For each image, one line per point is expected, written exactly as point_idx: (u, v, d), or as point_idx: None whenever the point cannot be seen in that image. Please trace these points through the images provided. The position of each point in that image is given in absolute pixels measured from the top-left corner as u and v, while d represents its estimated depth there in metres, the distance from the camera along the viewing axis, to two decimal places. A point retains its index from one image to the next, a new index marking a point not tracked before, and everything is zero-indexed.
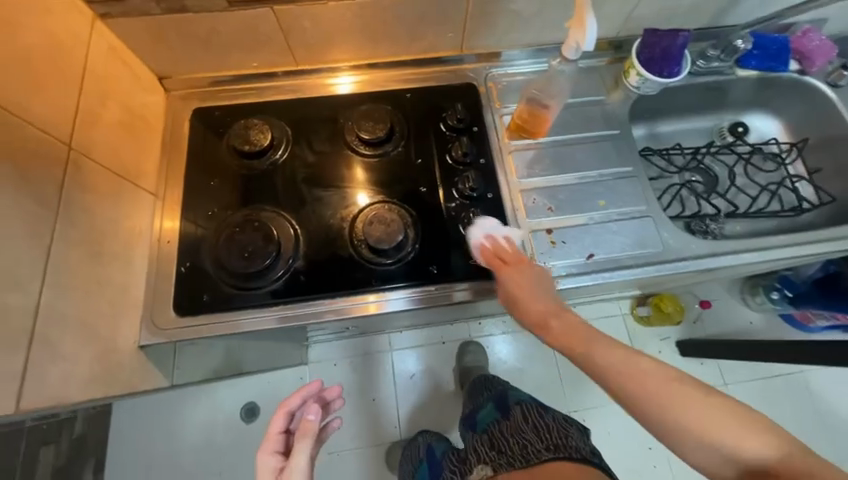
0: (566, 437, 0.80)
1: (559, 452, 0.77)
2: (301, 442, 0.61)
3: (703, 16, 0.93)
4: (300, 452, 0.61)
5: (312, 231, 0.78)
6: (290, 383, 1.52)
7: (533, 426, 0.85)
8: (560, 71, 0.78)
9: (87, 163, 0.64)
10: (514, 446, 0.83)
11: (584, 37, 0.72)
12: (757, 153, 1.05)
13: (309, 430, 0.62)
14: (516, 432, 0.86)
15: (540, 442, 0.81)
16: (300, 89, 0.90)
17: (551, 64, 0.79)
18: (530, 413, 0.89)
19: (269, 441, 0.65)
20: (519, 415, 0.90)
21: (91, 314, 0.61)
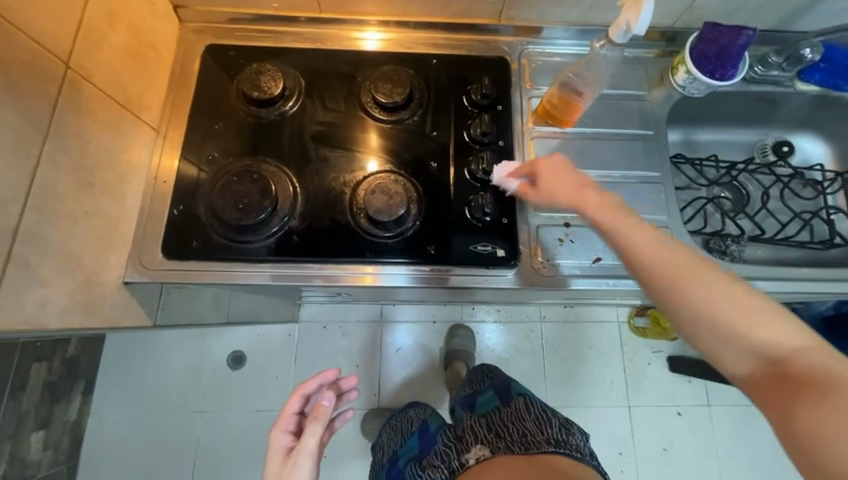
0: (567, 434, 0.82)
1: (558, 446, 0.79)
2: (313, 424, 0.61)
3: (770, 17, 0.84)
4: (311, 434, 0.60)
5: (313, 192, 0.75)
6: (278, 338, 1.54)
7: (534, 417, 0.86)
8: (602, 55, 0.74)
9: (85, 85, 0.61)
10: (514, 434, 0.82)
11: (637, 17, 0.63)
12: (797, 178, 0.98)
13: (321, 414, 0.62)
14: (516, 418, 0.86)
15: (540, 435, 0.81)
16: (322, 39, 0.85)
17: (593, 45, 0.74)
18: (532, 406, 0.89)
19: (280, 420, 0.65)
20: (521, 403, 0.91)
21: (76, 243, 0.60)
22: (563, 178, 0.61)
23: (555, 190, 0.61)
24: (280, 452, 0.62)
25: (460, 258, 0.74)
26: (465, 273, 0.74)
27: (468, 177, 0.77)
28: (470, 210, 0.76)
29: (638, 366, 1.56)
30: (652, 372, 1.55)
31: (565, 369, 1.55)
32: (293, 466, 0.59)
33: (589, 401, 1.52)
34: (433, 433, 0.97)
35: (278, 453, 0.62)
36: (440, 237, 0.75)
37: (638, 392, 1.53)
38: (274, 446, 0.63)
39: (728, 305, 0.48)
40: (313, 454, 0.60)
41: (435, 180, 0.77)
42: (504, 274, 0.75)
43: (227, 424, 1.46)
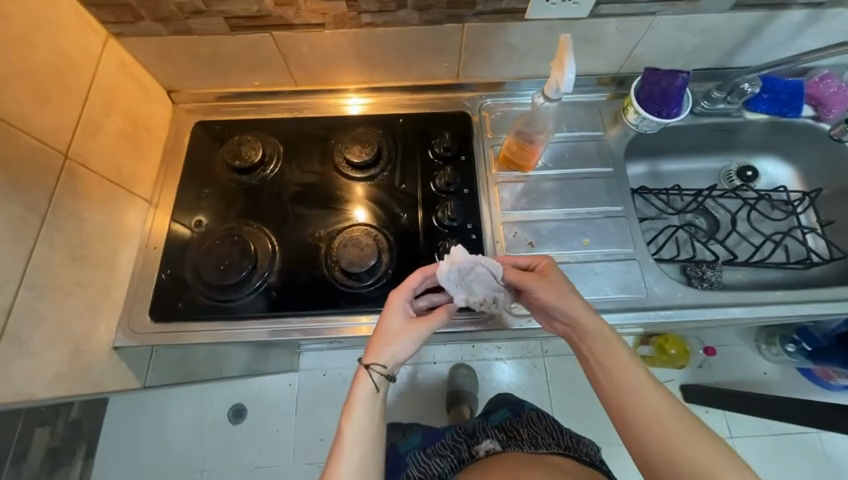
0: (576, 441, 0.89)
1: (567, 449, 0.86)
2: (443, 309, 0.65)
3: (709, 57, 0.90)
4: (438, 314, 0.64)
5: (290, 249, 0.80)
6: (279, 389, 1.54)
7: (546, 427, 0.93)
8: (545, 108, 0.76)
9: (82, 171, 0.69)
10: (524, 437, 0.91)
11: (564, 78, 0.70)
12: (764, 200, 1.00)
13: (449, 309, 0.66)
14: (528, 426, 0.94)
15: (550, 440, 0.89)
16: (299, 108, 0.93)
17: (535, 99, 0.77)
18: (543, 418, 0.96)
19: (405, 286, 0.65)
20: (533, 415, 0.97)
21: (67, 314, 0.65)
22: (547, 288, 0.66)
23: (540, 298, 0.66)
24: (401, 313, 0.64)
25: None
26: None
27: (435, 224, 0.82)
28: (439, 255, 0.79)
29: None
30: None
31: (571, 404, 1.50)
32: (416, 330, 0.63)
33: (599, 439, 1.45)
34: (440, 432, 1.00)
35: (396, 311, 0.64)
36: None
37: None
38: (394, 303, 0.64)
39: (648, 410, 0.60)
40: (431, 333, 0.64)
41: (405, 229, 0.82)
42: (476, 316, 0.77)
43: None
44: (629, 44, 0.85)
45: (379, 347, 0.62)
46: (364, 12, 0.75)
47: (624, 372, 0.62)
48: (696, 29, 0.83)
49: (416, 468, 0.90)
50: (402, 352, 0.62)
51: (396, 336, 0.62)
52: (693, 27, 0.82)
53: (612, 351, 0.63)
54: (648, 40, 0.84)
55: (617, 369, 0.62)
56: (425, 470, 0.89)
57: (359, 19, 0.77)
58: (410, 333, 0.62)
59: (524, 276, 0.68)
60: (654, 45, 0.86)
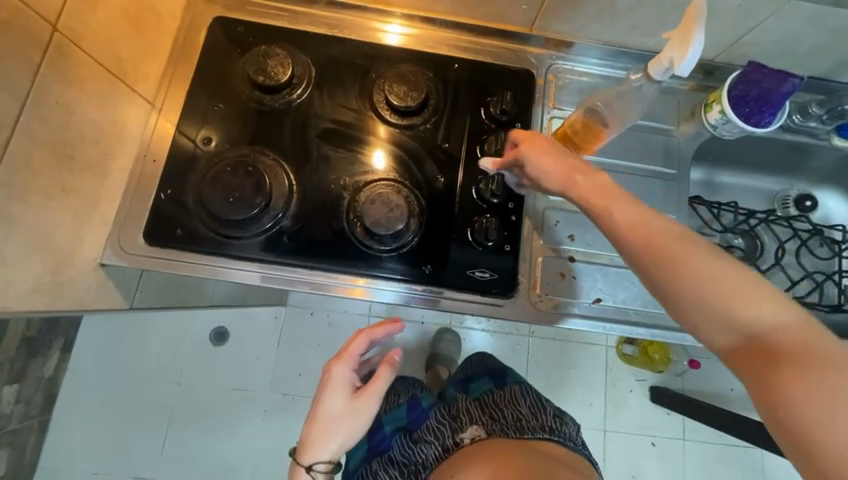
0: (561, 424, 0.80)
1: (552, 434, 0.77)
2: (385, 369, 0.64)
3: (820, 64, 0.78)
4: (382, 379, 0.63)
5: (308, 192, 0.70)
6: (263, 320, 1.52)
7: (529, 403, 0.83)
8: (638, 88, 0.68)
9: (74, 52, 0.56)
10: (507, 418, 0.79)
11: (682, 57, 0.59)
12: (816, 236, 0.93)
13: (393, 364, 0.65)
14: (511, 404, 0.84)
15: (534, 420, 0.79)
16: (339, 26, 0.79)
17: (629, 76, 0.69)
18: (527, 395, 0.87)
19: (346, 356, 0.64)
20: (517, 391, 0.87)
21: (48, 222, 0.56)
22: (593, 187, 0.54)
23: (607, 207, 0.52)
24: (343, 389, 0.63)
25: (454, 281, 0.71)
26: (456, 296, 0.71)
27: (474, 196, 0.73)
28: (472, 232, 0.72)
29: (619, 392, 1.54)
30: (632, 399, 1.54)
31: (546, 387, 1.53)
32: (360, 408, 0.62)
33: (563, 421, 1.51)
34: (424, 409, 0.86)
35: (340, 388, 0.63)
36: (437, 256, 0.71)
37: (615, 417, 1.53)
38: (336, 379, 0.63)
39: (756, 306, 0.44)
40: (370, 397, 0.63)
41: (439, 195, 0.73)
42: (498, 304, 0.72)
43: (203, 398, 1.45)
44: (740, 28, 0.72)
45: (320, 440, 0.62)
46: None
47: (690, 271, 0.46)
48: (822, 27, 0.71)
49: (399, 453, 0.81)
50: (349, 434, 0.62)
51: (341, 419, 0.62)
52: (821, 23, 0.70)
53: (723, 278, 0.45)
54: (763, 29, 0.72)
55: (682, 273, 0.46)
56: (409, 459, 0.79)
57: None
58: (354, 411, 0.62)
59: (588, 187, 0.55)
60: (767, 36, 0.73)
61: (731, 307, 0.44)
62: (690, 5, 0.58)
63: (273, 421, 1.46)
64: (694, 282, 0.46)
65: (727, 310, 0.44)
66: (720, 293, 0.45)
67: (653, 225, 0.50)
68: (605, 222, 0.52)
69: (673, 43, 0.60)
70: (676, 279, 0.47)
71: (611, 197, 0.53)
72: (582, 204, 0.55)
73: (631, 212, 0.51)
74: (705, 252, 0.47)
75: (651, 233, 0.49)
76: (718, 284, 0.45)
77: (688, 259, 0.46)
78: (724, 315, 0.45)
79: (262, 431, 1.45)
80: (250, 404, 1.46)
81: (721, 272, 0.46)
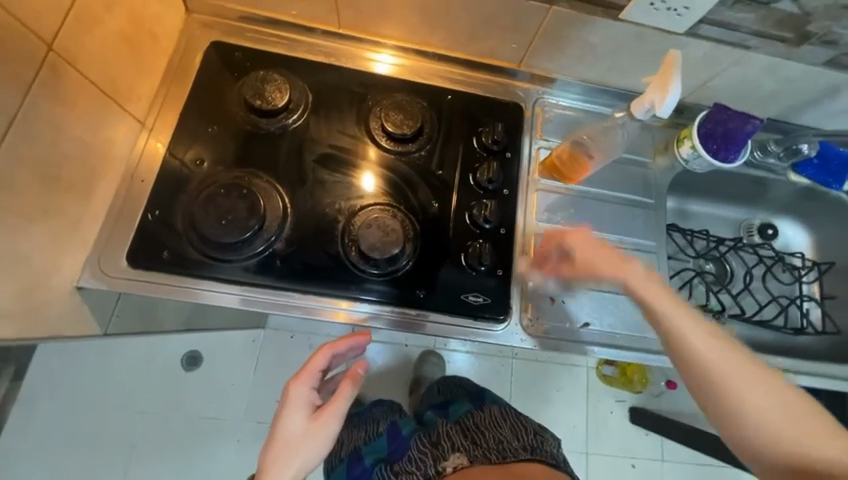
0: (543, 442, 0.78)
1: (534, 454, 0.75)
2: (347, 386, 0.61)
3: (775, 108, 0.87)
4: (343, 397, 0.61)
5: (303, 215, 0.70)
6: (240, 343, 1.45)
7: (510, 424, 0.82)
8: (621, 124, 0.76)
9: (68, 71, 0.55)
10: (488, 441, 0.77)
11: (662, 100, 0.66)
12: (779, 262, 1.00)
13: (356, 380, 0.62)
14: (492, 425, 0.82)
15: (515, 441, 0.77)
16: (336, 54, 0.81)
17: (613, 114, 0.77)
18: (508, 414, 0.85)
19: (305, 374, 0.62)
20: (497, 412, 0.86)
21: (25, 243, 0.53)
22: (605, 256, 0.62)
23: (652, 296, 0.59)
24: (303, 406, 0.61)
25: (447, 305, 0.71)
26: (448, 321, 0.71)
27: (468, 222, 0.75)
28: (466, 256, 0.73)
29: (600, 413, 1.56)
30: (612, 421, 1.56)
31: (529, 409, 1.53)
32: (321, 428, 0.59)
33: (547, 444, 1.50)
34: (405, 438, 0.85)
35: (299, 408, 0.60)
36: (430, 281, 0.72)
37: (597, 439, 1.53)
38: (294, 398, 0.61)
39: (791, 425, 0.53)
40: (331, 414, 0.60)
41: (433, 220, 0.74)
42: (490, 328, 0.72)
43: (171, 428, 1.35)
44: (706, 74, 0.80)
45: (278, 465, 0.57)
46: None
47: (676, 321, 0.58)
48: (776, 76, 0.79)
49: None
50: (310, 455, 0.58)
51: (299, 441, 0.59)
52: (775, 73, 0.78)
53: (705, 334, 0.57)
54: (726, 76, 0.79)
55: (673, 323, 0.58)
56: None
57: None
58: (313, 432, 0.59)
59: (655, 294, 0.60)
60: (729, 82, 0.81)
61: (696, 350, 0.56)
62: (668, 55, 0.65)
63: (246, 452, 1.37)
64: (677, 325, 0.58)
65: (721, 360, 0.56)
66: (709, 343, 0.56)
67: (706, 339, 0.57)
68: (616, 278, 0.61)
69: (654, 86, 0.67)
70: (656, 311, 0.59)
71: (655, 288, 0.60)
72: (639, 298, 0.60)
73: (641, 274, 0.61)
74: (754, 368, 0.56)
75: (716, 352, 0.56)
76: (761, 410, 0.54)
77: (679, 318, 0.58)
78: (773, 425, 0.53)
79: (234, 464, 1.36)
80: (223, 434, 1.37)
81: (758, 392, 0.54)
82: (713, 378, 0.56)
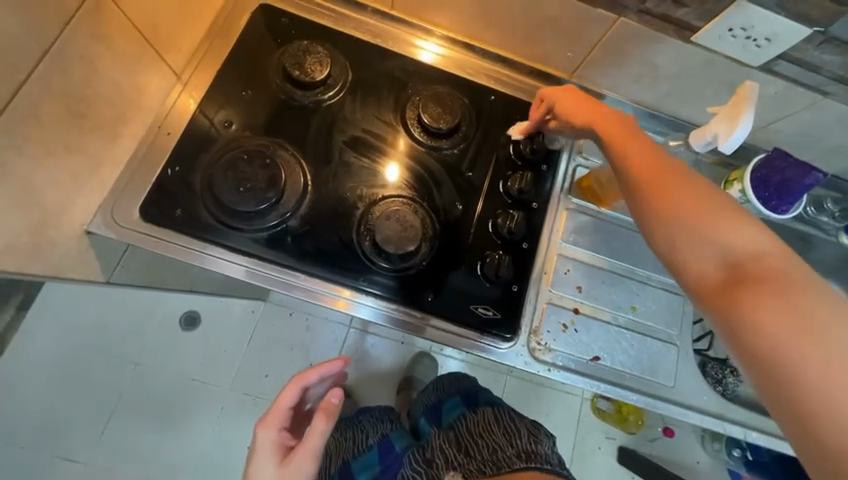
0: (536, 443, 0.75)
1: (530, 461, 0.72)
2: (318, 422, 0.57)
3: (839, 162, 0.80)
4: (317, 433, 0.57)
5: (322, 196, 0.68)
6: (239, 311, 1.45)
7: (503, 429, 0.78)
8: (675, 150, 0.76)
9: (110, 9, 0.54)
10: (482, 451, 0.74)
11: (726, 134, 0.61)
12: None
13: (329, 412, 0.58)
14: (484, 431, 0.79)
15: (509, 449, 0.74)
16: (383, 35, 0.78)
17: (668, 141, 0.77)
18: (501, 416, 0.82)
19: (272, 416, 0.59)
20: (490, 415, 0.83)
21: (42, 179, 0.52)
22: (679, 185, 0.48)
23: (707, 221, 0.46)
24: (272, 454, 0.57)
25: (456, 313, 0.68)
26: (453, 330, 0.68)
27: (490, 230, 0.72)
28: (482, 266, 0.70)
29: (587, 447, 1.50)
30: (599, 456, 1.50)
31: None
32: (294, 472, 0.55)
33: None
34: (397, 453, 0.85)
35: (268, 457, 0.57)
36: (441, 285, 0.68)
37: (580, 472, 1.48)
38: (263, 445, 0.57)
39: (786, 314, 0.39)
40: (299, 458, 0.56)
41: (455, 222, 0.71)
42: (495, 345, 0.69)
43: (159, 383, 1.36)
44: (772, 114, 0.74)
45: None
46: None
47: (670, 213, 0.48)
48: None
49: None
50: None
51: None
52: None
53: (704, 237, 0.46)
54: (792, 120, 0.74)
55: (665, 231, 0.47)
56: None
57: None
58: None
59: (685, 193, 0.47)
60: (795, 127, 0.75)
61: (765, 290, 0.40)
62: (742, 86, 0.61)
63: (228, 419, 1.37)
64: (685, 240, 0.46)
65: (765, 299, 0.40)
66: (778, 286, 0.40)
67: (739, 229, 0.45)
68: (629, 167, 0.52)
69: (721, 118, 0.62)
70: (733, 276, 0.43)
71: (684, 185, 0.48)
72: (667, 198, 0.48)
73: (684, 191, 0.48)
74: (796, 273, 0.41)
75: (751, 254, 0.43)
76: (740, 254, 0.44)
77: (735, 232, 0.44)
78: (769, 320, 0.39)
79: (214, 430, 1.36)
80: (208, 398, 1.37)
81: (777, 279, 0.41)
82: (757, 270, 0.42)
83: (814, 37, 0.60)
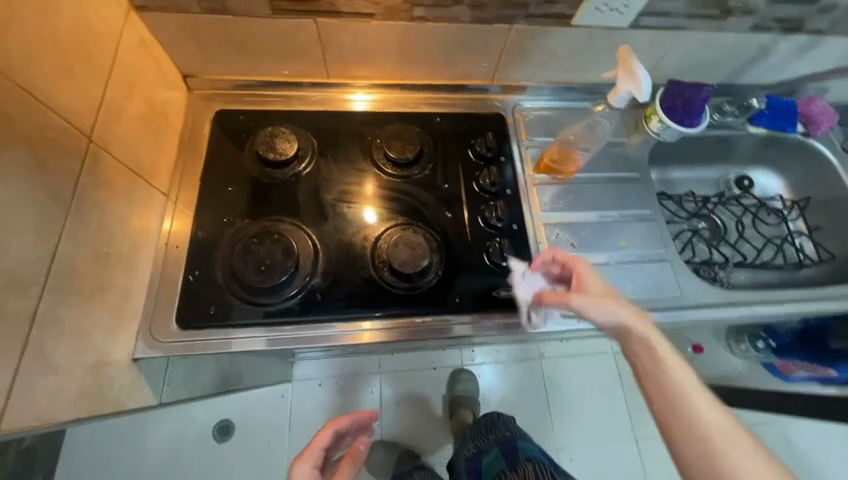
0: None
1: None
2: (349, 465, 0.60)
3: (721, 73, 0.98)
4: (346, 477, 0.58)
5: (332, 249, 0.75)
6: (271, 401, 1.43)
7: None
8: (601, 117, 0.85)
9: (105, 158, 0.60)
10: None
11: (634, 87, 0.74)
12: (763, 208, 1.09)
13: (357, 458, 0.61)
14: None
15: None
16: (328, 102, 0.88)
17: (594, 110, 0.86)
18: (542, 471, 0.85)
19: (310, 452, 0.60)
20: (531, 469, 0.87)
21: (90, 322, 0.55)
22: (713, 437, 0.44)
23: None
24: None
25: (482, 304, 0.75)
26: (481, 319, 0.75)
27: (482, 224, 0.81)
28: (488, 256, 0.78)
29: (637, 395, 1.56)
30: None
31: (568, 404, 1.53)
32: None
33: None
34: None
35: None
36: (460, 286, 0.76)
37: (641, 421, 1.53)
38: None
39: None
40: None
41: (450, 230, 0.80)
42: None
43: None
44: (656, 56, 0.90)
45: None
46: (419, 5, 0.74)
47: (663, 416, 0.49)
48: (715, 47, 0.90)
49: None
50: None
51: None
52: (712, 45, 0.89)
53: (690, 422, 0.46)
54: (672, 55, 0.90)
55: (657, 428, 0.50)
56: None
57: (411, 12, 0.75)
58: None
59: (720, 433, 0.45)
60: (677, 60, 0.92)
61: None
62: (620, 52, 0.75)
63: None
64: (708, 437, 0.44)
65: None
66: None
67: None
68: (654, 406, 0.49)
69: (623, 78, 0.75)
70: None
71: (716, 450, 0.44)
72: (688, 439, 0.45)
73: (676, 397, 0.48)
74: None
75: None
76: None
77: None
78: None
79: None
80: None
81: None
82: None
83: None
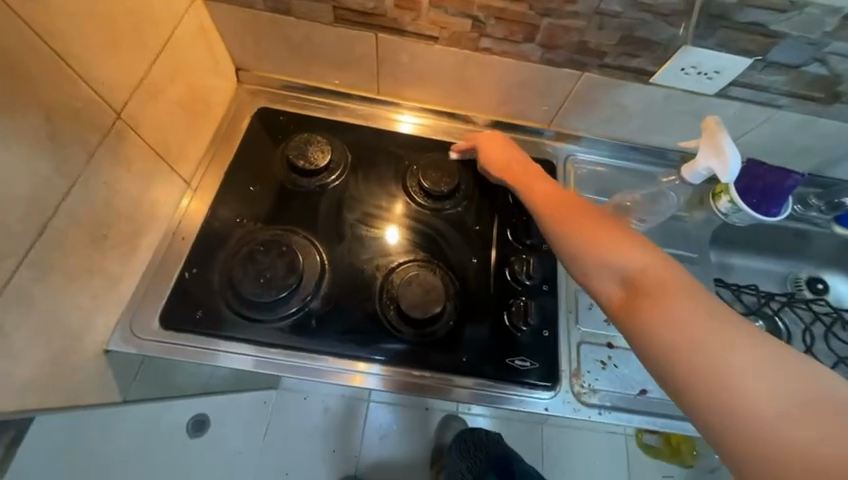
0: None
1: None
2: None
3: (811, 161, 0.86)
4: None
5: (340, 273, 0.68)
6: (251, 406, 1.35)
7: None
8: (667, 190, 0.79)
9: (130, 136, 0.57)
10: None
11: (717, 163, 0.66)
12: (838, 320, 0.92)
13: None
14: None
15: None
16: (372, 118, 0.84)
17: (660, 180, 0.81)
18: None
19: None
20: None
21: (66, 305, 0.51)
22: (599, 230, 0.46)
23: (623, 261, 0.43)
24: None
25: (491, 370, 0.66)
26: (489, 387, 0.65)
27: (508, 277, 0.72)
28: (510, 316, 0.69)
29: None
30: None
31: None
32: None
33: None
34: None
35: None
36: (471, 343, 0.67)
37: None
38: None
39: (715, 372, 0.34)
40: None
41: (472, 277, 0.72)
42: (537, 396, 0.66)
43: None
44: (738, 131, 0.81)
45: None
46: (486, 36, 0.69)
47: (746, 383, 0.32)
48: (810, 132, 0.79)
49: None
50: None
51: None
52: (807, 129, 0.79)
53: (788, 379, 0.32)
54: (758, 132, 0.80)
55: (725, 396, 0.33)
56: None
57: (477, 42, 0.70)
58: None
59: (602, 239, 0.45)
60: (763, 138, 0.82)
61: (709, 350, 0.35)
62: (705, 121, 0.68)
63: None
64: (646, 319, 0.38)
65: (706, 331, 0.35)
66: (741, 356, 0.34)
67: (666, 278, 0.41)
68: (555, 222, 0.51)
69: (704, 149, 0.68)
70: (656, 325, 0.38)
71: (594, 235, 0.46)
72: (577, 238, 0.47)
73: (764, 356, 0.34)
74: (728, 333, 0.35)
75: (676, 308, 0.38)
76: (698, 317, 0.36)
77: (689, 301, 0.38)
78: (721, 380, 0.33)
79: None
80: None
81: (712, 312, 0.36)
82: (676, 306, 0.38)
83: (756, 65, 0.68)
